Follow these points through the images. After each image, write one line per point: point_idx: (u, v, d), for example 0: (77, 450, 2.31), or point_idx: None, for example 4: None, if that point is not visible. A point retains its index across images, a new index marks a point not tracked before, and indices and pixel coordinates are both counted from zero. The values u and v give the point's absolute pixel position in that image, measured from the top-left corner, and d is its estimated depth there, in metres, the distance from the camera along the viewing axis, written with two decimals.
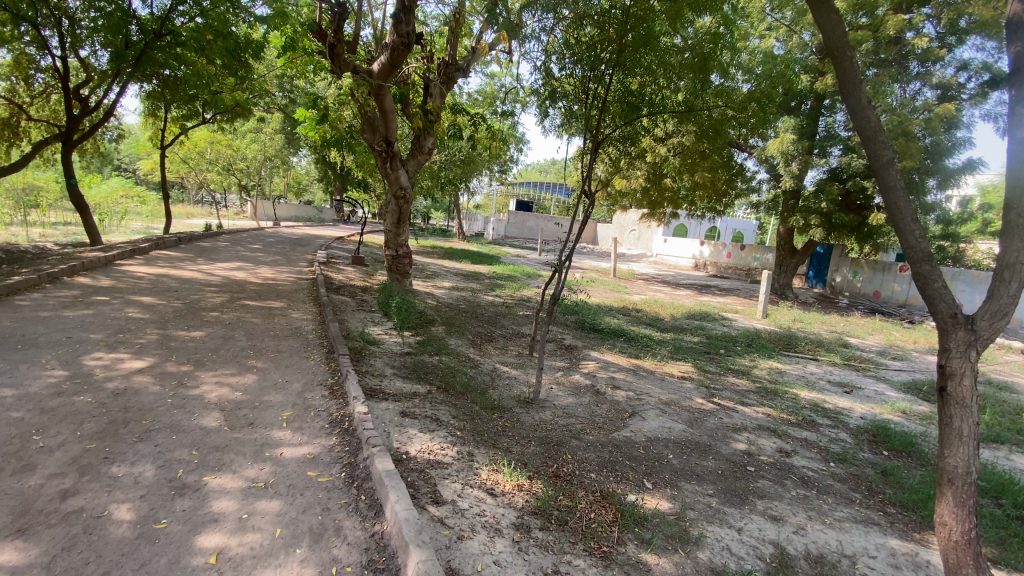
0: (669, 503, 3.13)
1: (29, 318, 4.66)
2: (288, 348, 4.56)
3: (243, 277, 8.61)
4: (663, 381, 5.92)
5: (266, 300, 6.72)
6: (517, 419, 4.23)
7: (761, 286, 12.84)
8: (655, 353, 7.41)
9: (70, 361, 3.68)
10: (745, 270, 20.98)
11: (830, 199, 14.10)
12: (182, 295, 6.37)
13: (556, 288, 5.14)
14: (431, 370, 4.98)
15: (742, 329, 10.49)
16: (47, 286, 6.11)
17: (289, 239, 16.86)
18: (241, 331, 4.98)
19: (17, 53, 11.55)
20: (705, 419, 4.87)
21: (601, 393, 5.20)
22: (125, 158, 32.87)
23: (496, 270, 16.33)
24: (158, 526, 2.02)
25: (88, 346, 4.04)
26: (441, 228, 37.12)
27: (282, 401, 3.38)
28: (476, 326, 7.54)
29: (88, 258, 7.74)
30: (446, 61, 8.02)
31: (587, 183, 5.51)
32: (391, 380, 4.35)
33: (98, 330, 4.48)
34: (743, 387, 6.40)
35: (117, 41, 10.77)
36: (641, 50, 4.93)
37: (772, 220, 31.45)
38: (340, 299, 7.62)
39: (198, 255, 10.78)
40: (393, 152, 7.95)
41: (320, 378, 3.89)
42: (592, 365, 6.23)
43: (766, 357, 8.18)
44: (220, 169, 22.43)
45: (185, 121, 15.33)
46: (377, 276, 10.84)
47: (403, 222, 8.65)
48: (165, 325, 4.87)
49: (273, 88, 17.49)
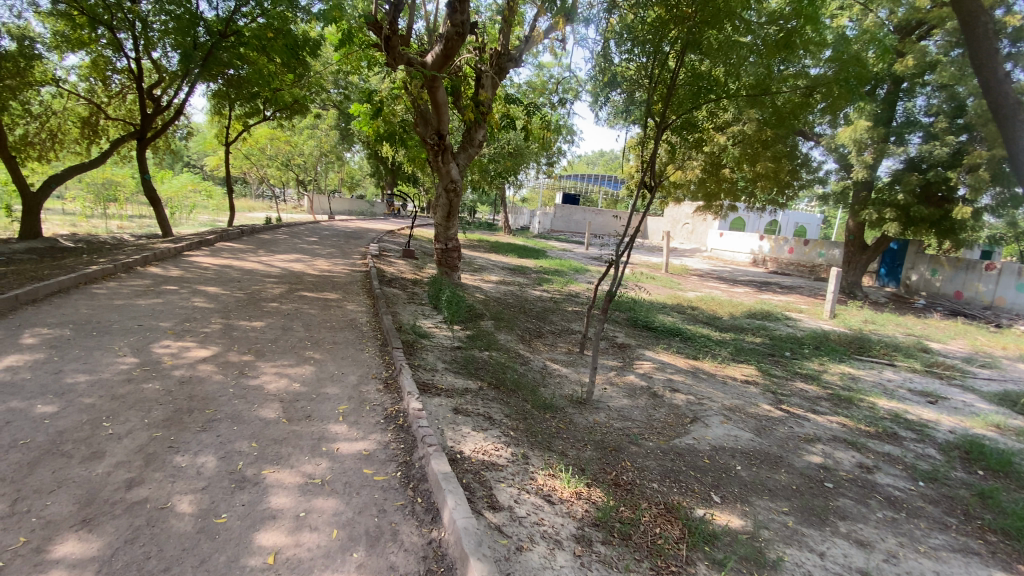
0: (741, 521, 2.89)
1: (106, 305, 4.93)
2: (343, 340, 4.58)
3: (301, 269, 8.88)
4: (725, 386, 5.60)
5: (322, 292, 6.86)
6: (571, 421, 4.07)
7: (829, 285, 12.02)
8: (715, 354, 7.04)
9: (140, 348, 3.84)
10: (808, 267, 19.77)
11: (908, 190, 12.96)
12: (244, 286, 6.61)
13: (613, 283, 4.86)
14: (482, 366, 4.89)
15: (808, 330, 9.84)
16: (122, 275, 6.49)
17: (343, 232, 17.36)
18: (298, 322, 5.07)
19: (97, 56, 12.42)
20: (774, 428, 4.53)
21: (658, 396, 4.97)
22: (194, 155, 34.96)
23: (544, 264, 16.15)
24: (218, 520, 2.01)
25: (157, 334, 4.20)
26: (487, 222, 37.25)
27: (338, 394, 3.36)
28: (526, 321, 7.41)
29: (159, 249, 8.19)
30: (498, 51, 7.89)
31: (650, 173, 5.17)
32: (443, 374, 4.28)
33: (167, 319, 4.67)
34: (813, 393, 5.95)
35: (186, 43, 11.33)
36: (714, 28, 4.59)
37: (839, 214, 29.49)
38: (392, 291, 7.69)
39: (259, 247, 11.24)
40: (444, 145, 7.89)
41: (375, 371, 3.86)
42: (648, 365, 5.96)
43: (836, 362, 7.61)
44: (279, 164, 23.40)
45: (248, 119, 16.01)
46: (426, 269, 10.92)
47: (454, 216, 8.62)
48: (228, 315, 5.03)
49: (329, 85, 18.00)
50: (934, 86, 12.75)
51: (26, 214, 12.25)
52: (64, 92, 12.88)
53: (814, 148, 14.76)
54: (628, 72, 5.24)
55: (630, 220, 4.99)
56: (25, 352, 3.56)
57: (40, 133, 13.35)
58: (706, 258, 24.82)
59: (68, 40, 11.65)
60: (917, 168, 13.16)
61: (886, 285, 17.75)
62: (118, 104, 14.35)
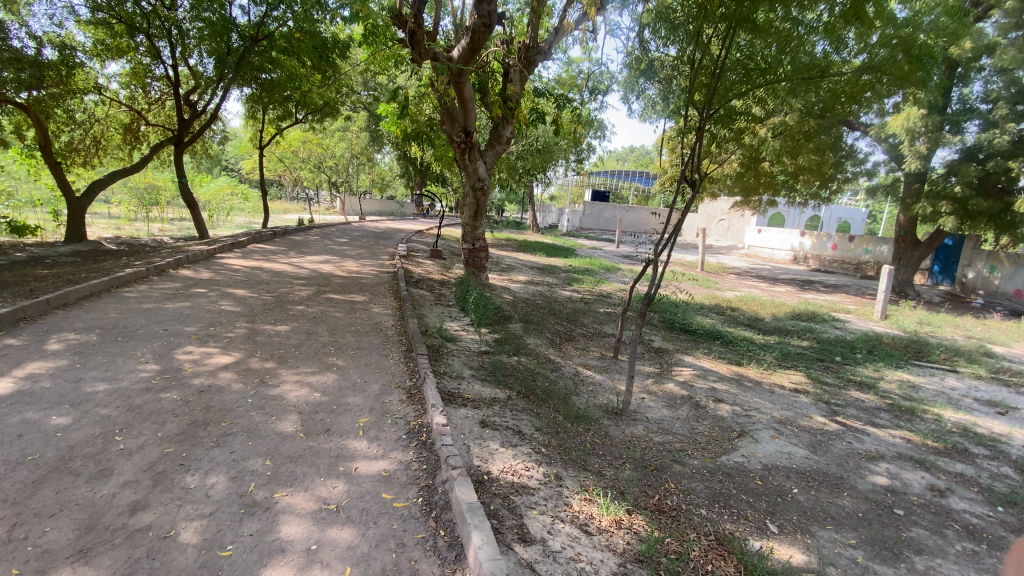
0: (804, 556, 2.57)
1: (135, 309, 4.93)
2: (368, 346, 4.42)
3: (329, 270, 8.86)
4: (772, 396, 5.21)
5: (349, 294, 6.75)
6: (606, 435, 3.80)
7: (880, 283, 11.30)
8: (759, 360, 6.62)
9: (163, 355, 3.76)
10: (854, 264, 18.78)
11: (966, 182, 12.02)
12: (272, 288, 6.56)
13: (652, 286, 4.51)
14: (511, 373, 4.65)
15: (859, 333, 9.20)
16: (154, 278, 6.54)
17: (372, 233, 17.45)
18: (323, 326, 4.94)
19: (135, 63, 12.78)
20: (831, 444, 4.17)
21: (701, 408, 4.64)
22: (232, 159, 36.02)
23: (574, 263, 15.81)
24: (223, 553, 1.83)
25: (181, 339, 4.13)
26: (516, 220, 37.02)
27: (360, 405, 3.17)
28: (556, 324, 7.14)
29: (192, 252, 8.29)
30: (526, 44, 7.63)
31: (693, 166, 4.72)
32: (470, 383, 4.05)
33: (193, 323, 4.61)
34: (869, 403, 5.48)
35: (219, 48, 11.54)
36: (767, 5, 4.21)
37: (886, 208, 27.92)
38: (419, 293, 7.54)
39: (290, 248, 11.31)
40: (471, 143, 7.66)
41: (398, 380, 3.65)
42: (687, 372, 5.61)
43: (892, 368, 7.04)
44: (311, 166, 23.76)
45: (280, 122, 16.20)
46: (454, 270, 10.77)
47: (481, 215, 8.42)
48: (253, 318, 4.95)
49: (358, 87, 18.11)
50: (994, 70, 11.80)
51: (71, 218, 12.70)
52: (105, 99, 13.30)
53: (860, 138, 13.92)
54: (667, 64, 5.09)
55: (670, 218, 4.59)
56: (49, 358, 3.52)
57: (83, 140, 13.84)
58: (743, 255, 23.94)
59: (107, 47, 12.00)
60: (975, 158, 12.32)
61: (940, 283, 16.68)
62: (157, 110, 14.81)
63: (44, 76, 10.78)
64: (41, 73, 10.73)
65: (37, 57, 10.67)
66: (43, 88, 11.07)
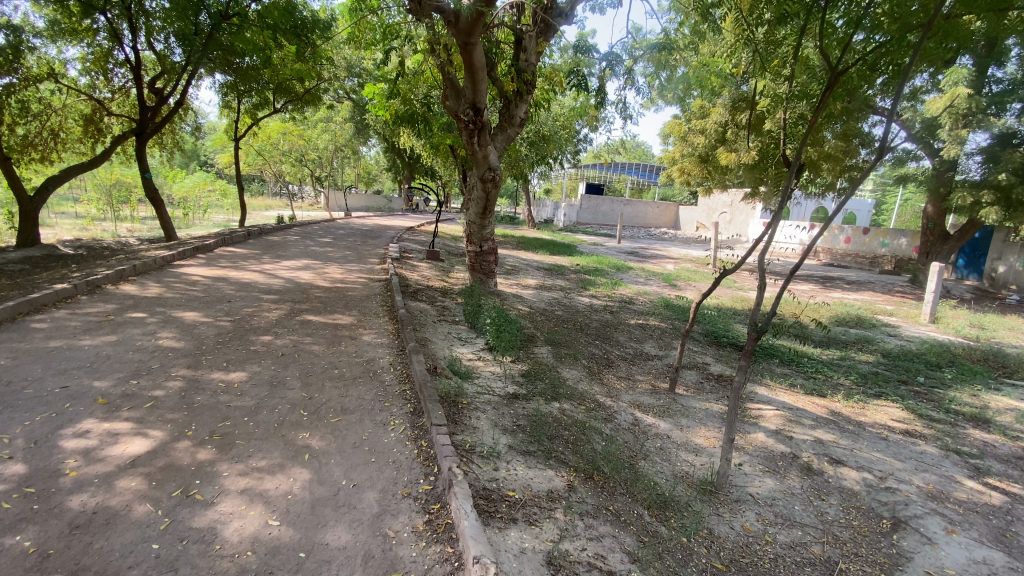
0: None
1: (32, 352, 3.53)
2: (359, 405, 3.09)
3: (310, 279, 7.48)
4: (891, 449, 4.01)
5: (332, 313, 5.37)
6: (719, 549, 2.55)
7: (928, 282, 10.14)
8: (839, 389, 5.42)
9: (38, 442, 2.40)
10: (869, 258, 17.81)
11: (1013, 168, 10.69)
12: (234, 308, 5.16)
13: (765, 314, 3.13)
14: (558, 434, 3.33)
15: (920, 342, 8.02)
16: (83, 298, 5.09)
17: (360, 231, 16.05)
18: (296, 370, 3.59)
19: (94, 47, 11.08)
20: (1020, 532, 3.00)
21: (819, 478, 3.45)
22: (208, 153, 33.99)
23: (581, 262, 14.50)
24: None
25: (82, 406, 2.78)
26: (509, 215, 35.57)
27: (348, 548, 1.88)
28: (587, 343, 5.84)
29: (142, 261, 6.80)
30: (544, 6, 6.39)
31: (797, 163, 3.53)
32: (510, 464, 2.75)
33: (111, 373, 3.24)
34: (1006, 448, 4.27)
35: (187, 28, 10.01)
36: None
37: (895, 199, 26.93)
38: (418, 307, 6.20)
39: (266, 251, 9.85)
40: (482, 123, 6.16)
41: (407, 479, 2.33)
42: (771, 414, 4.40)
43: (991, 390, 5.85)
44: (293, 160, 22.12)
45: (258, 112, 14.55)
46: (455, 274, 9.47)
47: (490, 211, 7.11)
48: (198, 361, 3.56)
49: (341, 73, 16.57)
50: None
51: (23, 220, 11.12)
52: (64, 87, 11.62)
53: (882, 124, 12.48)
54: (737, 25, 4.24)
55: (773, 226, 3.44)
56: None
57: (41, 133, 12.18)
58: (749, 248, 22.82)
59: (62, 30, 10.23)
60: (1011, 143, 11.17)
61: (966, 278, 15.65)
62: (122, 100, 13.01)
63: None
64: None
65: None
66: None
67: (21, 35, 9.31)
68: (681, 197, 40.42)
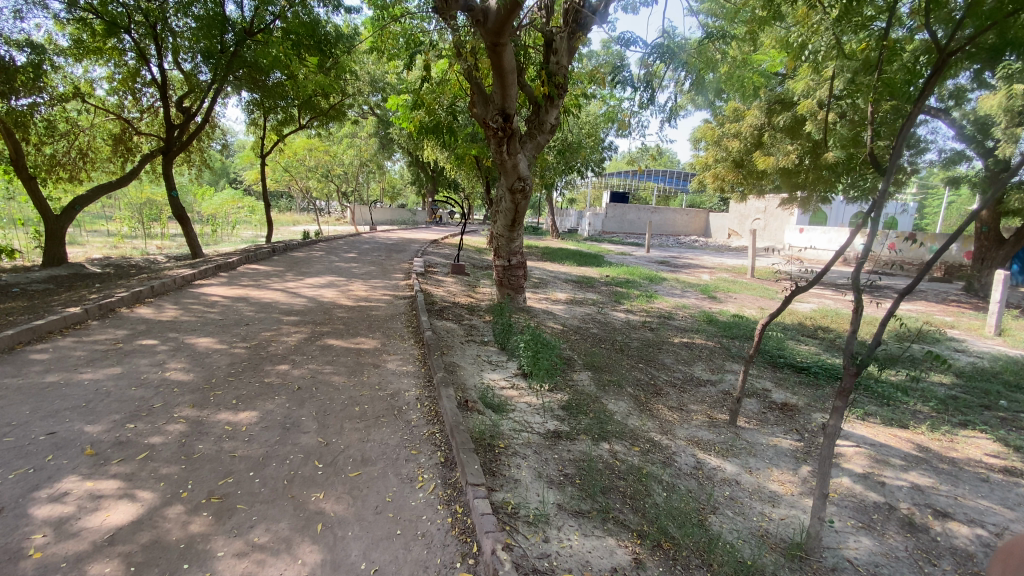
0: None
1: (28, 388, 3.23)
2: (381, 454, 2.66)
3: (333, 297, 7.16)
4: (1003, 495, 3.38)
5: (354, 337, 5.00)
6: None
7: (994, 291, 9.26)
8: (921, 418, 4.76)
9: (8, 510, 2.04)
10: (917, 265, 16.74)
11: None
12: (251, 333, 4.83)
13: (870, 345, 2.61)
14: (613, 484, 2.84)
15: (995, 358, 7.22)
16: (95, 323, 4.83)
17: (385, 245, 15.83)
18: (312, 407, 3.19)
19: (122, 67, 11.18)
20: None
21: (927, 538, 2.87)
22: (236, 171, 34.74)
23: (611, 273, 13.94)
24: None
25: (67, 459, 2.42)
26: (533, 225, 35.09)
27: None
28: (629, 366, 5.30)
29: (162, 282, 6.58)
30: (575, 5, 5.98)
31: (891, 167, 2.87)
32: (563, 532, 2.29)
33: (108, 415, 2.89)
34: None
35: (211, 45, 9.99)
36: None
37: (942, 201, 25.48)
38: (444, 327, 5.77)
39: (289, 268, 9.62)
40: (512, 130, 5.73)
41: (441, 563, 1.90)
42: (851, 453, 3.81)
43: None
44: (319, 175, 22.22)
45: (284, 129, 14.54)
46: (482, 289, 9.07)
47: (518, 223, 6.69)
48: (205, 398, 3.20)
49: (364, 88, 16.50)
50: None
51: (50, 239, 11.17)
52: (90, 107, 11.73)
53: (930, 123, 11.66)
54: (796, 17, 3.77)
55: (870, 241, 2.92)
56: None
57: (69, 152, 12.33)
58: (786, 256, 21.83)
59: (87, 50, 10.29)
60: None
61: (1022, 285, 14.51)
62: (151, 119, 13.16)
63: (14, 80, 9.06)
64: (9, 77, 9.00)
65: (6, 60, 8.91)
66: (16, 95, 9.45)
67: (43, 54, 9.32)
68: (710, 205, 39.40)
